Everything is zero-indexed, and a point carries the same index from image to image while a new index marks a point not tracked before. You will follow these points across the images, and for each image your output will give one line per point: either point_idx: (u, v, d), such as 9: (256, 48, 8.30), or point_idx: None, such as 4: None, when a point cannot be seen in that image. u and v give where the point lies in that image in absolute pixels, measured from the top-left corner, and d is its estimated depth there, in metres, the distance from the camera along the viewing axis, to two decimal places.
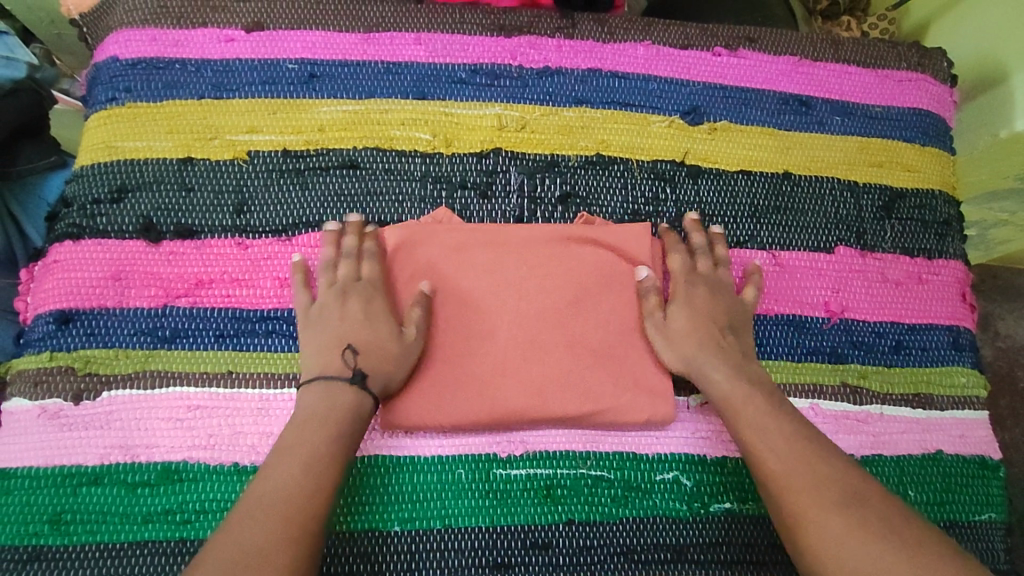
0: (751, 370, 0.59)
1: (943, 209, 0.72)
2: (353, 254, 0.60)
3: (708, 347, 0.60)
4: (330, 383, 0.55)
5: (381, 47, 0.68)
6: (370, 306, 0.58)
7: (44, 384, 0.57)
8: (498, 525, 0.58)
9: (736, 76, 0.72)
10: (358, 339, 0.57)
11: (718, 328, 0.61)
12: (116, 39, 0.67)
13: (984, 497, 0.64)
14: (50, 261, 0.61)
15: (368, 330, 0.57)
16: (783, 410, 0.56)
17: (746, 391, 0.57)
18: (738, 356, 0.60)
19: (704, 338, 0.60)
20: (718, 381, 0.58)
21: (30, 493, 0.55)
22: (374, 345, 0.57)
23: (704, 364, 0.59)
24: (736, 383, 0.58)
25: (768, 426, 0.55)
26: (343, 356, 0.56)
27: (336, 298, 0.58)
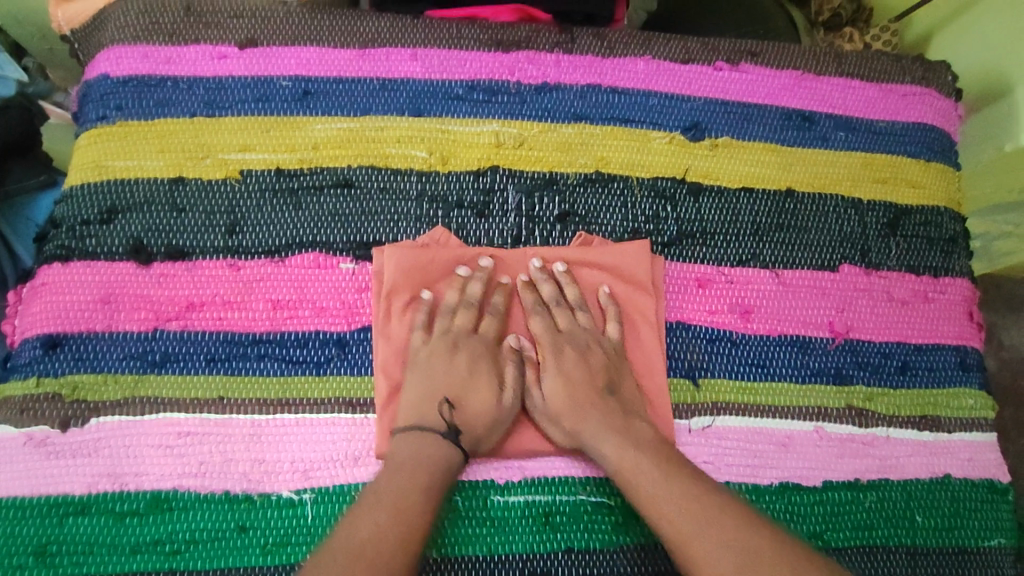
0: (638, 432, 0.56)
1: (948, 226, 0.71)
2: (473, 309, 0.61)
3: (593, 409, 0.58)
4: (426, 434, 0.55)
5: (377, 64, 0.67)
6: (476, 365, 0.59)
7: (31, 411, 0.56)
8: (495, 553, 0.57)
9: (737, 91, 0.71)
10: (475, 400, 0.58)
11: (595, 390, 0.59)
12: (106, 56, 0.65)
13: (993, 522, 0.63)
14: (38, 284, 0.59)
15: (472, 386, 0.58)
16: (671, 465, 0.53)
17: (634, 458, 0.54)
18: (620, 417, 0.57)
19: (586, 404, 0.58)
20: (609, 453, 0.55)
21: (14, 525, 0.53)
22: (473, 400, 0.58)
23: (590, 431, 0.57)
24: (628, 450, 0.55)
25: (661, 488, 0.52)
26: (439, 409, 0.57)
27: (444, 349, 0.59)
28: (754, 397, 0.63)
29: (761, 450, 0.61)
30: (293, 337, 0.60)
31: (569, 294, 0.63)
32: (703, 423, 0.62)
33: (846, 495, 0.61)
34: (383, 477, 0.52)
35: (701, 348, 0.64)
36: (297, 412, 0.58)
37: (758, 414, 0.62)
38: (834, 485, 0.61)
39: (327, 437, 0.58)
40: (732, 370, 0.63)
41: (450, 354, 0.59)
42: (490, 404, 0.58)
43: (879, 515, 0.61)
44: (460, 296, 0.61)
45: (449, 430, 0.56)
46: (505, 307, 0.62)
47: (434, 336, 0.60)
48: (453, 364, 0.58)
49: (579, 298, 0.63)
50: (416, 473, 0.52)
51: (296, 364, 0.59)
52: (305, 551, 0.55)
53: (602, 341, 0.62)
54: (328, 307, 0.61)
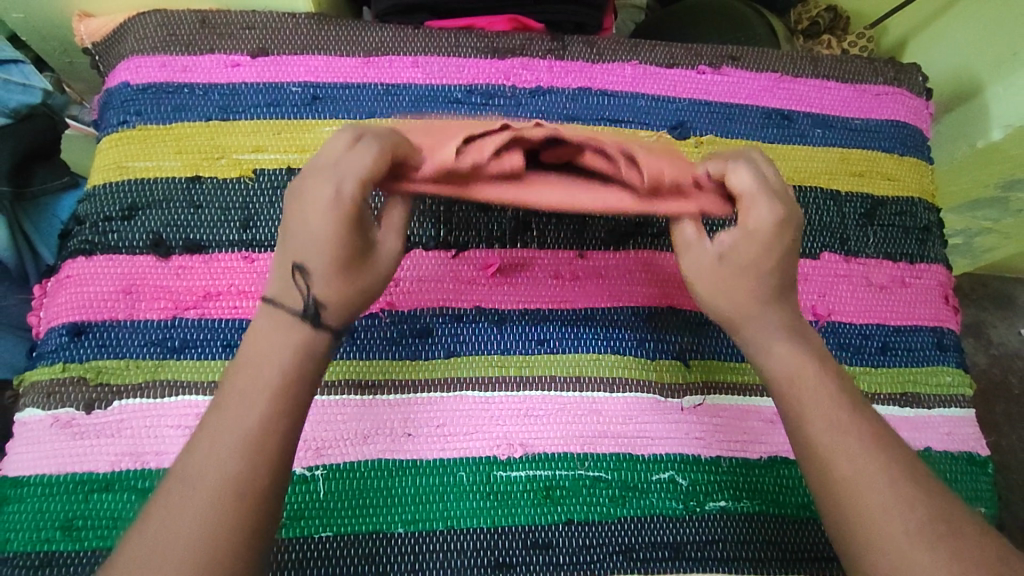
0: (812, 343, 0.52)
1: (923, 215, 0.75)
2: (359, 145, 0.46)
3: (772, 304, 0.51)
4: (291, 323, 0.46)
5: (381, 70, 0.72)
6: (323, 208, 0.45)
7: (57, 394, 0.59)
8: (499, 525, 0.59)
9: (720, 93, 0.76)
10: (325, 259, 0.45)
11: (775, 279, 0.51)
12: (127, 66, 0.70)
13: (973, 492, 0.66)
14: (64, 277, 0.63)
15: (346, 252, 0.45)
16: (839, 398, 0.49)
17: (810, 373, 0.50)
18: (791, 322, 0.52)
19: (758, 284, 0.51)
20: (781, 356, 0.51)
21: (44, 501, 0.56)
22: (330, 286, 0.46)
23: (760, 326, 0.51)
24: (804, 366, 0.50)
25: (822, 401, 0.49)
26: (300, 284, 0.46)
27: (298, 203, 0.46)
28: (742, 377, 0.67)
29: (748, 427, 0.65)
30: None
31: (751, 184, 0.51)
32: (694, 400, 0.65)
33: None
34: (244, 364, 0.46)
35: (690, 330, 0.68)
36: None
37: (746, 393, 0.66)
38: None
39: (337, 417, 0.61)
40: (721, 352, 0.67)
41: (301, 200, 0.45)
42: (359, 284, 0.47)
43: None
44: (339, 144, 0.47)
45: (304, 305, 0.46)
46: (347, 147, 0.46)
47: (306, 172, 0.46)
48: (306, 221, 0.45)
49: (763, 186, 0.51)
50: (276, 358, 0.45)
51: None
52: (319, 525, 0.58)
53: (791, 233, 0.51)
54: None
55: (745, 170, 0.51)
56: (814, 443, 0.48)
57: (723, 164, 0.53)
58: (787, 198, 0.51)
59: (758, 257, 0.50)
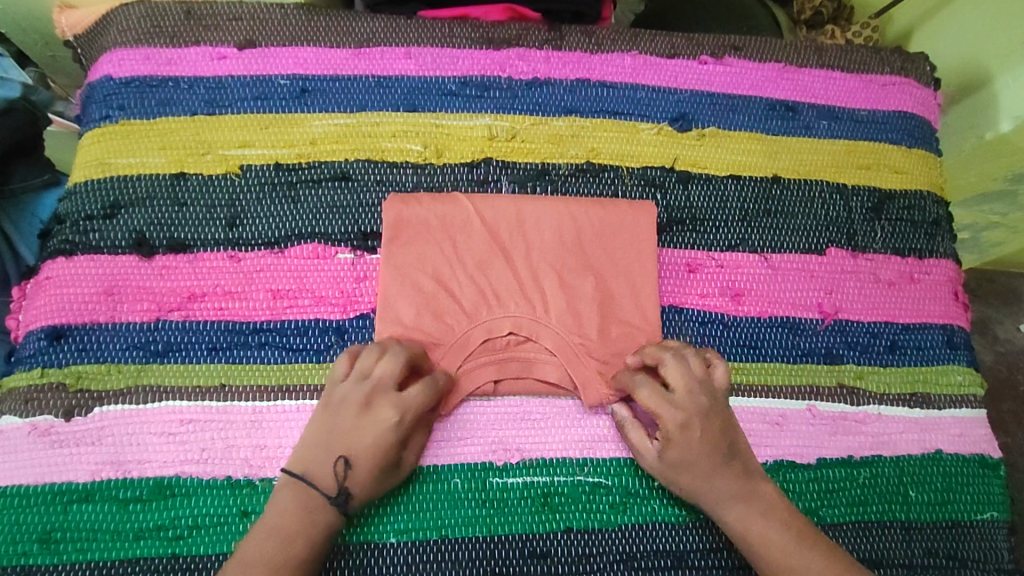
0: (764, 498, 0.56)
1: (932, 209, 0.72)
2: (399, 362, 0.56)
3: (718, 473, 0.56)
4: (315, 500, 0.52)
5: (372, 62, 0.69)
6: (365, 409, 0.54)
7: (34, 401, 0.57)
8: (495, 534, 0.57)
9: (722, 83, 0.73)
10: (361, 450, 0.53)
11: (723, 457, 0.56)
12: (109, 58, 0.67)
13: (986, 495, 0.64)
14: (42, 278, 0.61)
15: (383, 444, 0.54)
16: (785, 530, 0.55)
17: (765, 529, 0.55)
18: (746, 481, 0.56)
19: (715, 468, 0.56)
20: (733, 519, 0.56)
21: (20, 513, 0.54)
22: (359, 475, 0.53)
23: (717, 494, 0.56)
24: (756, 526, 0.55)
25: (770, 527, 0.55)
26: (335, 466, 0.53)
27: (345, 399, 0.55)
28: (746, 377, 0.64)
29: (754, 429, 0.62)
30: (292, 325, 0.61)
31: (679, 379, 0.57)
32: None
33: (840, 471, 0.62)
34: (284, 497, 0.53)
35: (693, 329, 0.65)
36: (298, 398, 0.59)
37: (753, 393, 0.63)
38: (828, 462, 0.62)
39: None
40: (725, 351, 0.65)
41: (355, 412, 0.54)
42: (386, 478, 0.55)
43: (873, 491, 0.62)
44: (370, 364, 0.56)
45: (337, 495, 0.53)
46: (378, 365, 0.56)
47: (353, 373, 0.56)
48: (351, 417, 0.54)
49: (701, 372, 0.58)
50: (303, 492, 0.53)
51: (296, 351, 0.60)
52: None
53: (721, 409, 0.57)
54: (327, 295, 0.62)
55: (674, 367, 0.57)
56: (753, 553, 0.55)
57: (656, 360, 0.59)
58: (705, 391, 0.57)
59: (692, 447, 0.56)
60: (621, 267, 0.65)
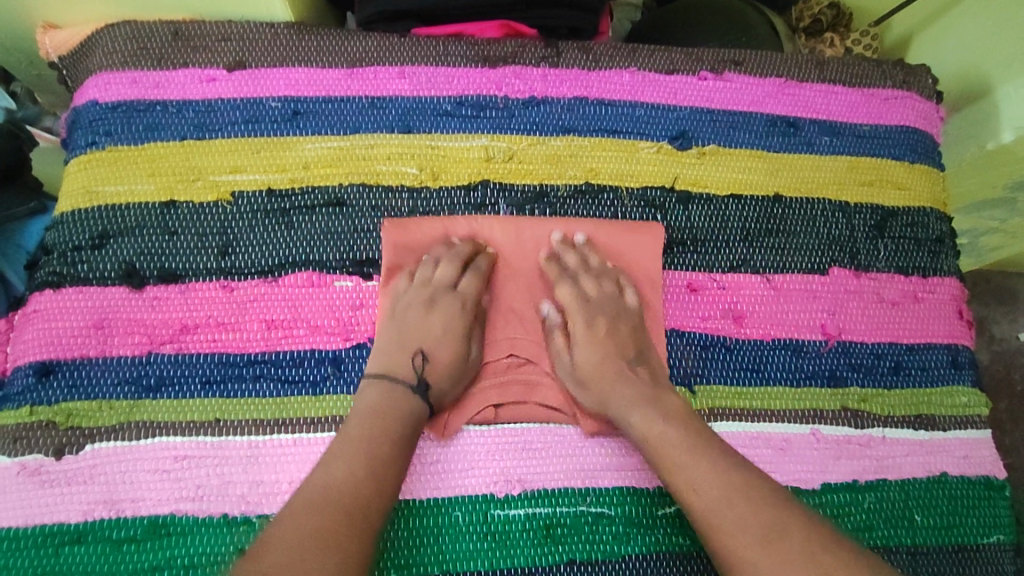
0: (665, 401, 0.57)
1: (935, 226, 0.72)
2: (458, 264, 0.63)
3: (621, 375, 0.60)
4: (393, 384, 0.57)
5: (365, 82, 0.68)
6: (450, 322, 0.62)
7: (24, 440, 0.55)
8: (496, 567, 0.56)
9: (722, 100, 0.72)
10: (439, 371, 0.59)
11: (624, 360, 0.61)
12: (95, 82, 0.66)
13: (991, 518, 0.63)
14: (30, 311, 0.59)
15: (444, 340, 0.61)
16: (694, 444, 0.54)
17: (660, 426, 0.55)
18: (649, 383, 0.59)
19: (611, 361, 0.61)
20: (636, 420, 0.57)
21: (10, 556, 0.52)
22: (443, 352, 0.60)
23: (617, 400, 0.58)
24: (650, 414, 0.57)
25: (676, 452, 0.54)
26: (411, 359, 0.59)
27: (422, 305, 0.62)
28: (749, 402, 0.63)
29: (759, 456, 0.61)
30: (288, 356, 0.60)
31: (592, 261, 0.65)
32: None
33: (845, 496, 0.61)
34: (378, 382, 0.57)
35: (694, 354, 0.64)
36: (294, 432, 0.57)
37: (755, 419, 0.63)
38: (833, 487, 0.61)
39: None
40: (727, 375, 0.64)
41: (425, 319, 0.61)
42: (458, 359, 0.61)
43: (879, 515, 0.61)
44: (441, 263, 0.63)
45: (417, 382, 0.58)
46: (488, 268, 0.64)
47: (415, 292, 0.62)
48: (433, 319, 0.61)
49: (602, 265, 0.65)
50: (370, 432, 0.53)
51: (292, 383, 0.59)
52: None
53: (626, 310, 0.63)
54: (323, 325, 0.61)
55: (566, 286, 0.64)
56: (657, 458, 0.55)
57: (556, 270, 0.65)
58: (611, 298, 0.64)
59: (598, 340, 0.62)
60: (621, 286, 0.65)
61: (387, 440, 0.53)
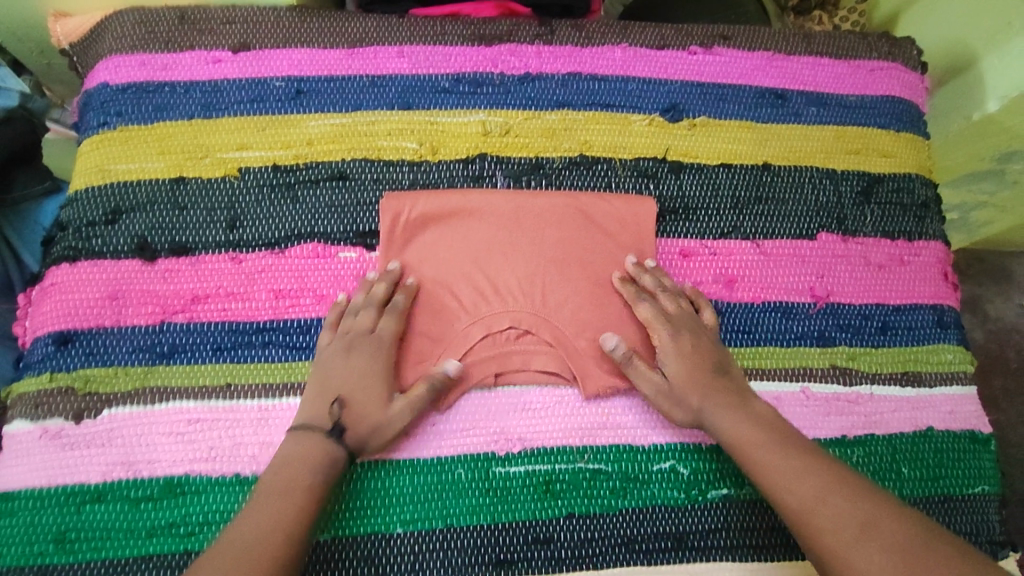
0: (758, 413, 0.59)
1: (920, 191, 0.74)
2: (374, 308, 0.61)
3: (709, 388, 0.60)
4: (310, 432, 0.57)
5: (365, 62, 0.70)
6: (371, 366, 0.60)
7: (45, 405, 0.58)
8: (498, 521, 0.59)
9: (712, 73, 0.74)
10: (354, 420, 0.58)
11: (710, 372, 0.61)
12: (105, 65, 0.68)
13: (977, 470, 0.65)
14: (47, 285, 0.62)
15: (363, 389, 0.59)
16: (786, 448, 0.56)
17: (753, 434, 0.58)
18: (736, 395, 0.60)
19: (700, 373, 0.61)
20: (728, 426, 0.58)
21: (34, 514, 0.55)
22: (364, 399, 0.58)
23: (709, 408, 0.60)
24: (751, 426, 0.58)
25: (779, 461, 0.55)
26: (331, 407, 0.58)
27: (342, 349, 0.60)
28: (741, 362, 0.65)
29: None
30: (296, 324, 0.62)
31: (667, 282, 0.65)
32: None
33: (834, 451, 0.63)
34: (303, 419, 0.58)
35: None
36: (303, 396, 0.60)
37: (747, 377, 0.65)
38: (822, 442, 0.64)
39: None
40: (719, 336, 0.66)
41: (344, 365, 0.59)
42: (378, 405, 0.58)
43: (867, 468, 0.63)
44: (365, 296, 0.62)
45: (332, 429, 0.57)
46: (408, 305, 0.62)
47: (336, 336, 0.61)
48: (350, 365, 0.59)
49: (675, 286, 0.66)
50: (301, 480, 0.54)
51: (299, 350, 0.61)
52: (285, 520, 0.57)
53: (705, 326, 0.64)
54: (329, 294, 0.63)
55: (647, 304, 0.64)
56: (753, 463, 0.57)
57: (631, 293, 0.64)
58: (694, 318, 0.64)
59: (686, 353, 0.62)
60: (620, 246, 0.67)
61: (302, 489, 0.54)
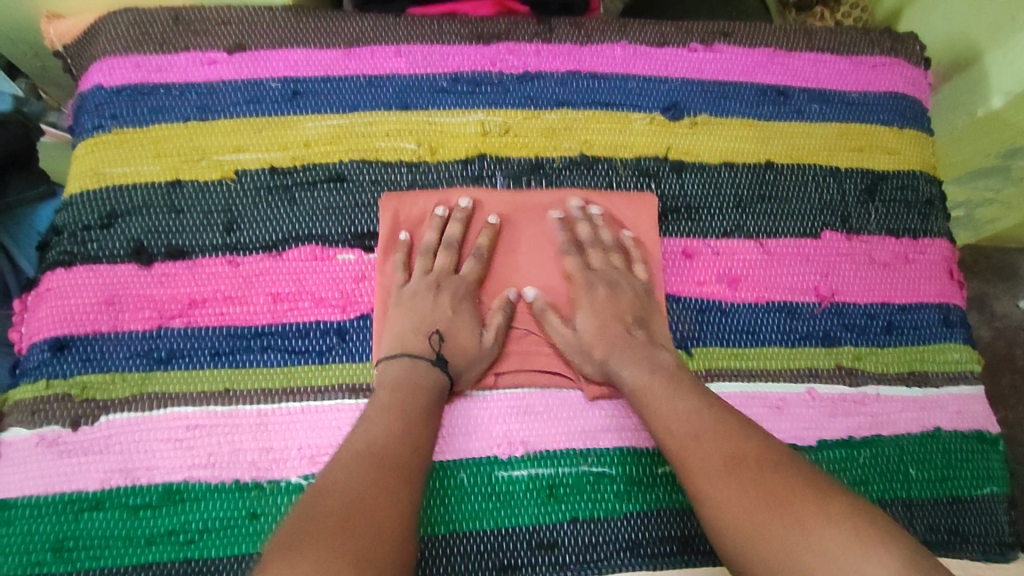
0: (660, 361, 0.60)
1: (925, 188, 0.73)
2: (454, 250, 0.65)
3: (618, 344, 0.61)
4: (415, 362, 0.59)
5: (363, 62, 0.69)
6: (461, 306, 0.63)
7: (41, 412, 0.57)
8: (502, 526, 0.58)
9: (713, 71, 0.73)
10: (455, 349, 0.61)
11: (623, 326, 0.62)
12: (99, 67, 0.67)
13: (985, 471, 0.65)
14: (43, 290, 0.61)
15: (457, 322, 0.62)
16: (694, 403, 0.56)
17: (647, 381, 0.58)
18: (644, 347, 0.61)
19: (609, 332, 0.62)
20: (628, 376, 0.59)
21: (31, 523, 0.54)
22: (460, 331, 0.62)
23: (615, 356, 0.61)
24: (648, 375, 0.59)
25: (676, 406, 0.56)
26: (429, 339, 0.61)
27: (431, 288, 0.63)
28: (745, 362, 0.65)
29: (755, 415, 0.63)
30: (294, 327, 0.61)
31: (603, 236, 0.67)
32: None
33: (840, 452, 0.63)
34: (394, 361, 0.59)
35: (691, 318, 0.66)
36: (301, 400, 0.59)
37: (751, 378, 0.64)
38: (829, 444, 0.63)
39: (332, 423, 0.59)
40: (723, 337, 0.65)
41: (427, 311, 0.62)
42: (475, 336, 0.62)
43: (874, 470, 0.63)
44: (439, 237, 0.65)
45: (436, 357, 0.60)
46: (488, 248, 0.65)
47: (421, 278, 0.63)
48: (442, 301, 0.63)
49: (612, 239, 0.67)
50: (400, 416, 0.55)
51: (298, 354, 0.61)
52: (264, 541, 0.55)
53: (631, 280, 0.65)
54: (327, 297, 0.62)
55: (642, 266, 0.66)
56: (650, 409, 0.57)
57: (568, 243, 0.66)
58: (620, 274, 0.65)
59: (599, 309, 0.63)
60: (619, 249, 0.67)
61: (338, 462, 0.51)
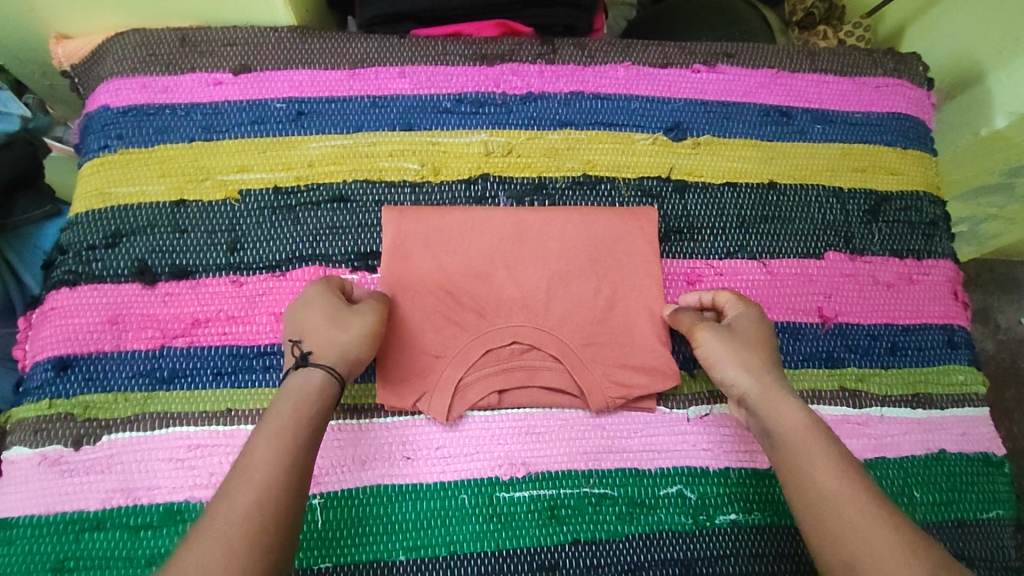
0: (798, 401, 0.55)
1: (928, 209, 0.73)
2: (326, 284, 0.58)
3: (760, 372, 0.57)
4: (305, 401, 0.52)
5: (367, 83, 0.70)
6: (338, 317, 0.56)
7: (43, 431, 0.57)
8: (503, 548, 0.57)
9: (716, 91, 0.74)
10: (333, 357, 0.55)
11: (763, 364, 0.57)
12: (106, 88, 0.68)
13: (990, 494, 0.64)
14: (47, 308, 0.61)
15: (330, 336, 0.55)
16: (817, 451, 0.51)
17: (805, 426, 0.53)
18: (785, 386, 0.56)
19: (753, 367, 0.57)
20: (782, 416, 0.54)
21: (33, 542, 0.54)
22: (336, 341, 0.55)
23: (757, 392, 0.56)
24: (801, 420, 0.53)
25: (823, 455, 0.51)
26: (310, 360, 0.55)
27: (306, 319, 0.56)
28: None
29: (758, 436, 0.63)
30: None
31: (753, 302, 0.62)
32: (701, 411, 0.63)
33: None
34: (282, 406, 0.51)
35: None
36: None
37: None
38: None
39: (334, 443, 0.59)
40: None
41: (327, 323, 0.56)
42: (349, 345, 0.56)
43: None
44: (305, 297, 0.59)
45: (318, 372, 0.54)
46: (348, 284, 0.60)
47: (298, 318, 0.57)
48: (322, 323, 0.56)
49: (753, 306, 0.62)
50: (282, 433, 0.50)
51: None
52: None
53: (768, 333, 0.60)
54: None
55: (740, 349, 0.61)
56: (791, 448, 0.52)
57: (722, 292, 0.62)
58: (760, 322, 0.60)
59: (742, 338, 0.58)
60: (623, 266, 0.66)
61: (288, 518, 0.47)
